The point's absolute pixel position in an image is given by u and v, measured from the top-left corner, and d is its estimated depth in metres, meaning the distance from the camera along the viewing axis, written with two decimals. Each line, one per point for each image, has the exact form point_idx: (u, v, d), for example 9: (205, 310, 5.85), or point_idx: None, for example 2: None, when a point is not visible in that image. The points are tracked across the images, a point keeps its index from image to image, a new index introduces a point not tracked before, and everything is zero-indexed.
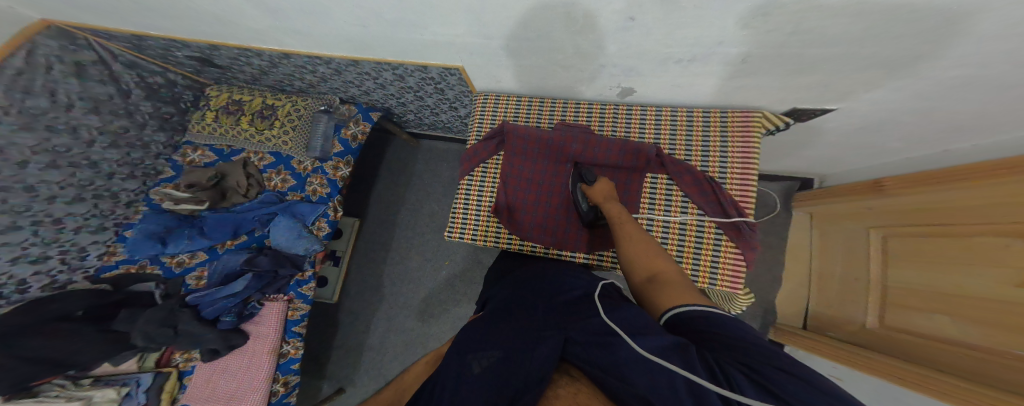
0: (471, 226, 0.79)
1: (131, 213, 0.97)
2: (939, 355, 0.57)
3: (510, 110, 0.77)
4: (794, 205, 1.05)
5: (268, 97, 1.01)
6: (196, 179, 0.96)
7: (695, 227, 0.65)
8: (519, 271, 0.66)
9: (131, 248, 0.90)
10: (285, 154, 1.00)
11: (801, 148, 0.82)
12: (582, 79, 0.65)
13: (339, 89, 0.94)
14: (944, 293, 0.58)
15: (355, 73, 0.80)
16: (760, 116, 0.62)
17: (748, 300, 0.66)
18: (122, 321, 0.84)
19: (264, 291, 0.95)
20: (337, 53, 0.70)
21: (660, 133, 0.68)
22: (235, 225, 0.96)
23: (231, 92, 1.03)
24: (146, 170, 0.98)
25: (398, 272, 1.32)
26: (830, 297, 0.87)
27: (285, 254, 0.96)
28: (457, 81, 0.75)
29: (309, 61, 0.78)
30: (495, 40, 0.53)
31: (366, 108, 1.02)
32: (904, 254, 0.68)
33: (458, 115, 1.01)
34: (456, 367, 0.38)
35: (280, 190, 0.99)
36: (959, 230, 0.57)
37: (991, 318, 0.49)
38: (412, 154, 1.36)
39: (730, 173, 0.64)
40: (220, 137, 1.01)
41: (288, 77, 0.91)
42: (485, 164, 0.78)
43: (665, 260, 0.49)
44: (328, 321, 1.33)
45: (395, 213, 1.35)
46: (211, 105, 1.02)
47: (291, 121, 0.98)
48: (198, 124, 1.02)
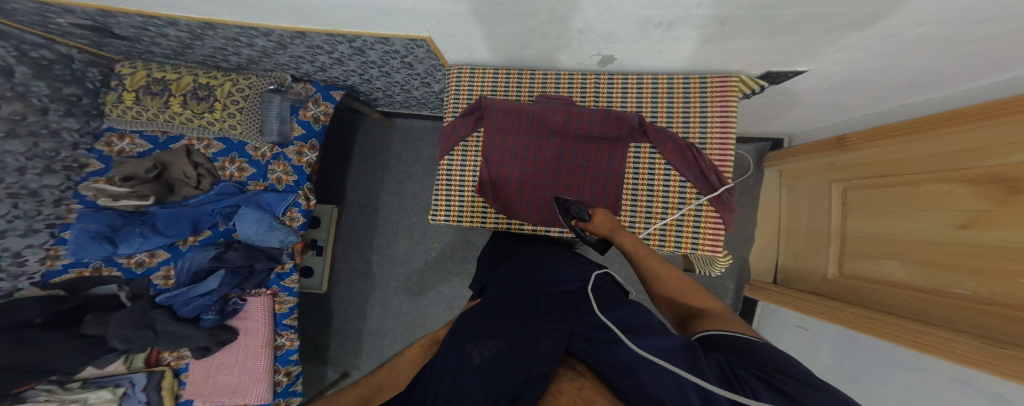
0: (455, 208, 0.77)
1: (64, 213, 0.87)
2: (890, 299, 0.64)
3: (487, 82, 0.73)
4: (766, 165, 1.08)
5: (200, 76, 0.87)
6: (131, 170, 0.85)
7: (677, 193, 0.66)
8: (512, 256, 0.67)
9: (74, 252, 0.81)
10: (236, 140, 0.93)
11: (775, 110, 0.83)
12: (560, 47, 0.61)
13: (290, 66, 0.83)
14: (895, 239, 0.63)
15: (304, 46, 0.71)
16: (737, 80, 0.62)
17: (726, 263, 0.69)
18: (92, 324, 0.79)
19: (242, 286, 0.92)
20: (279, 24, 0.61)
21: (642, 101, 0.67)
22: (194, 220, 0.89)
23: (152, 70, 0.88)
24: (68, 162, 0.85)
25: (385, 258, 1.30)
26: (795, 251, 0.94)
27: (257, 248, 0.92)
28: (425, 53, 0.69)
29: (243, 33, 0.67)
30: (461, 6, 0.48)
31: (325, 87, 0.93)
32: (854, 207, 0.74)
33: (431, 91, 0.95)
34: (456, 359, 0.39)
35: (239, 180, 0.93)
36: (915, 179, 0.60)
37: (930, 258, 0.55)
38: (386, 135, 1.29)
39: (709, 138, 0.65)
40: (150, 122, 0.87)
41: (220, 51, 0.78)
42: (464, 142, 0.75)
43: (702, 296, 0.52)
44: (321, 311, 1.32)
45: (375, 198, 1.30)
46: (128, 85, 0.87)
47: (236, 103, 0.87)
48: (116, 108, 0.88)
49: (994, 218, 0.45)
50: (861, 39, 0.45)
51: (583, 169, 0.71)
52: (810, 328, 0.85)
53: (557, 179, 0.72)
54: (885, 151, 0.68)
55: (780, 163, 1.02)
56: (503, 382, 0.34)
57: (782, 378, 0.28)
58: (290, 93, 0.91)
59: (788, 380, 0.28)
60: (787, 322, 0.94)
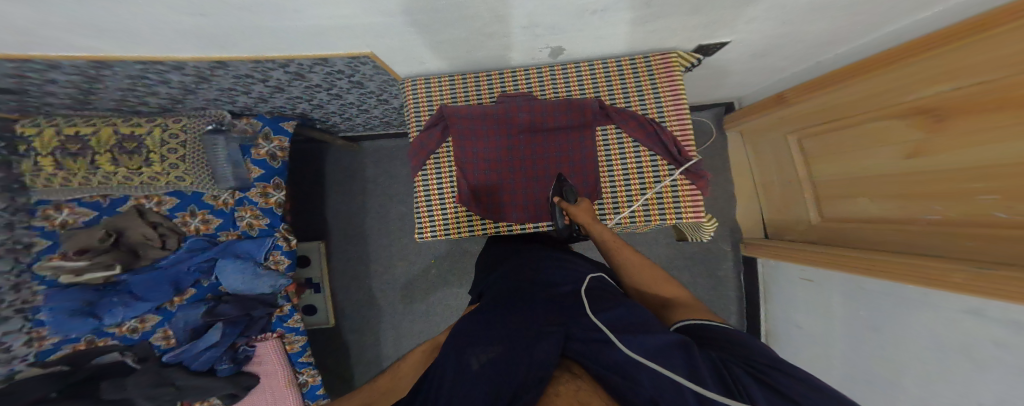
0: (440, 223, 0.76)
1: (30, 296, 0.79)
2: (881, 238, 0.64)
3: (445, 90, 0.72)
4: (727, 128, 1.08)
5: (120, 125, 0.82)
6: (84, 242, 0.80)
7: (651, 168, 0.66)
8: (505, 263, 0.66)
9: (53, 329, 0.79)
10: (190, 193, 0.89)
11: (722, 78, 0.82)
12: (508, 45, 0.61)
13: (221, 100, 0.81)
14: (880, 176, 0.61)
15: (229, 76, 0.67)
16: (676, 56, 0.63)
17: (712, 225, 0.69)
18: (110, 390, 0.79)
19: (247, 334, 0.92)
20: (189, 55, 0.55)
21: (598, 86, 0.67)
22: (172, 281, 0.88)
23: (59, 124, 0.77)
24: (11, 244, 0.76)
25: (385, 282, 1.29)
26: (779, 205, 0.95)
27: (249, 295, 0.93)
28: (373, 69, 0.68)
29: (152, 69, 0.61)
30: (397, 17, 0.47)
31: (272, 119, 0.94)
32: (821, 153, 0.76)
33: (391, 106, 0.95)
34: (455, 362, 0.38)
35: (208, 232, 0.91)
36: (873, 110, 0.60)
37: (912, 188, 0.55)
38: (357, 160, 1.29)
39: (669, 119, 0.66)
40: (86, 187, 0.81)
41: (131, 92, 0.71)
42: (436, 154, 0.74)
43: (673, 286, 0.52)
44: (334, 344, 1.30)
45: (361, 223, 1.29)
46: (38, 148, 0.76)
47: (174, 152, 0.83)
48: (36, 177, 0.77)
49: (937, 143, 0.49)
50: (777, 7, 0.45)
51: (558, 160, 0.70)
52: (814, 279, 0.83)
53: (538, 175, 0.71)
54: (819, 103, 0.70)
55: (735, 125, 1.03)
56: (503, 384, 0.33)
57: (769, 371, 0.29)
58: (234, 131, 0.90)
59: (775, 374, 0.29)
60: (790, 276, 0.92)
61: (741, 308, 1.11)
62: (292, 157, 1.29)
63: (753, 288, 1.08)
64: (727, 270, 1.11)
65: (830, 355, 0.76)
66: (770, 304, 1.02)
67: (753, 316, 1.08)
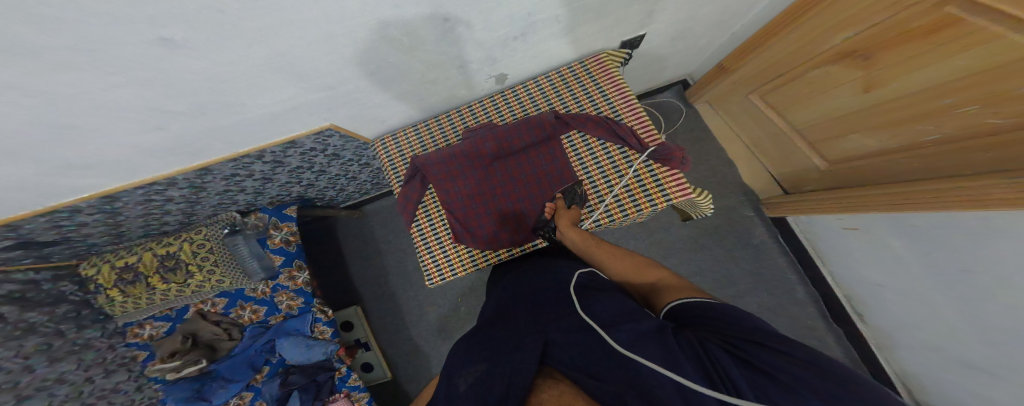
0: (448, 270, 0.76)
1: (153, 393, 0.93)
2: (908, 166, 0.57)
3: (412, 142, 0.75)
4: (694, 100, 1.03)
5: (156, 248, 0.92)
6: (171, 347, 0.91)
7: (624, 160, 0.64)
8: (497, 285, 0.64)
9: None
10: (234, 290, 0.98)
11: (666, 58, 0.82)
12: (457, 85, 0.63)
13: (225, 203, 0.91)
14: (880, 103, 0.54)
15: (221, 179, 0.75)
16: (605, 55, 0.66)
17: (707, 199, 0.63)
18: None
19: (320, 397, 0.96)
20: (175, 168, 0.63)
21: (550, 100, 0.67)
22: (249, 361, 0.96)
23: (111, 259, 0.90)
24: (119, 359, 0.89)
25: (421, 329, 1.31)
26: (777, 159, 0.88)
27: (310, 364, 0.98)
28: (342, 138, 0.73)
29: (154, 190, 0.69)
30: (339, 86, 0.51)
31: (275, 209, 1.03)
32: (789, 102, 0.72)
33: (376, 168, 1.01)
34: (445, 391, 0.38)
35: (260, 320, 0.99)
36: (828, 32, 0.55)
37: (919, 107, 0.49)
38: (364, 223, 1.36)
39: (619, 106, 0.65)
40: (152, 306, 0.91)
41: (148, 216, 0.81)
42: (423, 203, 0.77)
43: (653, 270, 0.50)
44: (395, 398, 1.30)
45: (383, 281, 1.34)
46: (103, 284, 0.88)
47: (207, 259, 0.93)
48: (115, 307, 0.89)
49: (885, 74, 0.50)
50: None
51: (535, 177, 0.69)
52: (859, 226, 0.73)
53: (526, 196, 0.70)
54: (773, 53, 0.68)
55: (702, 95, 0.98)
56: (485, 400, 0.33)
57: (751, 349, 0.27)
58: (247, 228, 0.99)
59: (758, 351, 0.26)
60: (830, 228, 0.82)
61: (798, 273, 0.98)
62: (307, 237, 1.38)
63: (800, 248, 0.96)
64: (763, 235, 1.00)
65: (929, 300, 0.64)
66: (827, 263, 0.90)
67: (816, 278, 0.95)
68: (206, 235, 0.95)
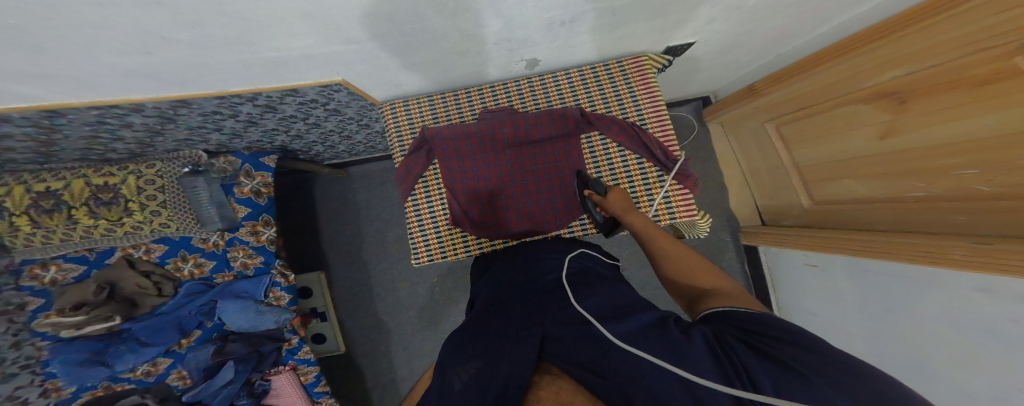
0: (436, 247, 0.75)
1: (34, 351, 0.79)
2: (880, 214, 0.64)
3: (425, 112, 0.72)
4: (707, 121, 1.09)
5: (91, 176, 0.80)
6: (77, 297, 0.79)
7: (638, 170, 0.66)
8: (490, 272, 0.61)
9: (70, 380, 0.80)
10: (177, 238, 0.88)
11: (693, 73, 0.85)
12: (483, 61, 0.61)
13: (193, 139, 0.81)
14: (885, 155, 0.59)
15: (196, 114, 0.66)
16: (647, 59, 0.65)
17: (707, 221, 0.68)
18: None
19: (260, 369, 0.92)
20: (146, 95, 0.55)
21: (578, 95, 0.68)
22: (177, 324, 0.87)
23: (29, 181, 0.76)
24: (3, 306, 0.74)
25: (390, 304, 1.27)
26: (767, 189, 0.97)
27: (257, 332, 0.92)
28: (348, 96, 0.68)
29: (113, 113, 0.60)
30: (365, 42, 0.47)
31: (251, 156, 0.93)
32: (799, 135, 0.78)
33: (374, 131, 0.95)
34: (439, 388, 0.35)
35: (203, 276, 0.90)
36: (871, 75, 0.58)
37: (909, 159, 0.55)
38: (347, 185, 1.28)
39: (647, 115, 0.67)
40: (68, 243, 0.80)
41: (93, 140, 0.70)
42: (423, 178, 0.74)
43: (715, 278, 0.46)
44: (347, 371, 1.27)
45: (358, 250, 1.28)
46: (10, 208, 0.75)
47: (154, 198, 0.84)
48: (15, 238, 0.76)
49: (907, 123, 0.53)
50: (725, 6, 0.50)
51: (547, 171, 0.70)
52: (819, 264, 0.82)
53: (536, 189, 0.71)
54: (811, 82, 0.69)
55: (717, 117, 1.03)
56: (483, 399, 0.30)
57: (766, 343, 0.27)
58: (213, 170, 0.88)
59: (773, 345, 0.26)
60: (794, 262, 0.91)
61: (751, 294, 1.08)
62: (281, 190, 1.28)
63: (759, 274, 1.06)
64: (730, 258, 1.10)
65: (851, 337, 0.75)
66: (778, 291, 1.01)
67: (765, 302, 1.06)
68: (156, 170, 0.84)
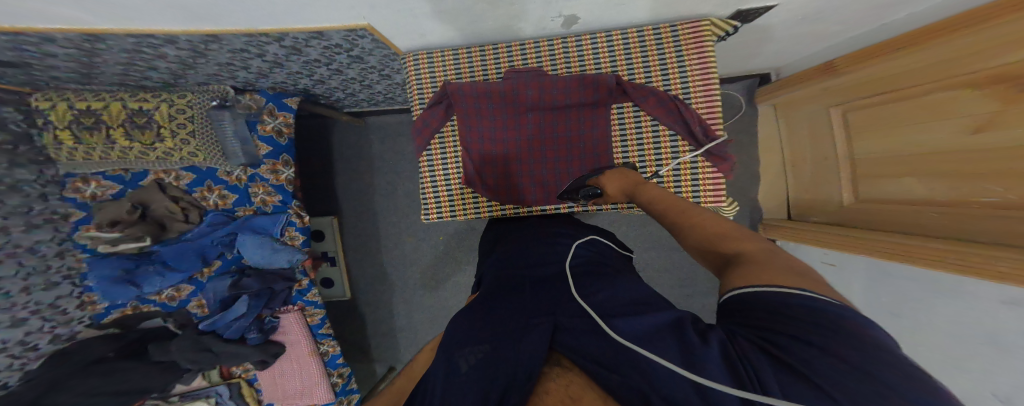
0: (446, 203, 0.76)
1: (74, 263, 0.86)
2: (915, 218, 0.61)
3: (448, 67, 0.69)
4: (758, 100, 1.02)
5: (127, 100, 0.79)
6: (114, 214, 0.83)
7: (669, 146, 0.64)
8: (503, 245, 0.62)
9: (103, 296, 0.85)
10: (205, 168, 0.90)
11: (766, 43, 0.74)
12: (514, 14, 0.56)
13: (221, 75, 0.78)
14: (933, 153, 0.57)
15: (225, 51, 0.64)
16: (708, 23, 0.58)
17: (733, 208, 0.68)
18: (158, 351, 0.88)
19: (270, 306, 0.97)
20: (179, 27, 0.53)
21: (616, 60, 0.63)
22: (199, 251, 0.91)
23: (70, 99, 0.76)
24: (48, 214, 0.80)
25: (395, 258, 1.31)
26: (806, 182, 0.92)
27: (270, 270, 0.96)
28: (371, 43, 0.64)
29: (146, 43, 0.58)
30: None
31: (274, 95, 0.91)
32: (864, 125, 0.72)
33: (394, 83, 0.92)
34: (444, 366, 0.33)
35: (225, 208, 0.93)
36: (958, 75, 0.51)
37: (979, 165, 0.50)
38: (362, 135, 1.27)
39: (692, 82, 0.61)
40: (107, 161, 0.81)
41: (129, 67, 0.69)
42: (440, 134, 0.72)
43: (741, 241, 0.42)
44: (350, 316, 1.36)
45: (369, 201, 1.30)
46: (55, 122, 0.76)
47: (184, 127, 0.81)
48: (61, 151, 0.79)
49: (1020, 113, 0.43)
50: None
51: (568, 140, 0.68)
52: (837, 263, 0.81)
53: (554, 157, 0.69)
54: (884, 66, 0.63)
55: (771, 98, 0.96)
56: (490, 384, 0.30)
57: (788, 342, 0.23)
58: (238, 108, 0.86)
59: (796, 346, 0.22)
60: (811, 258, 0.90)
61: None
62: (299, 133, 1.28)
63: None
64: None
65: None
66: None
67: None
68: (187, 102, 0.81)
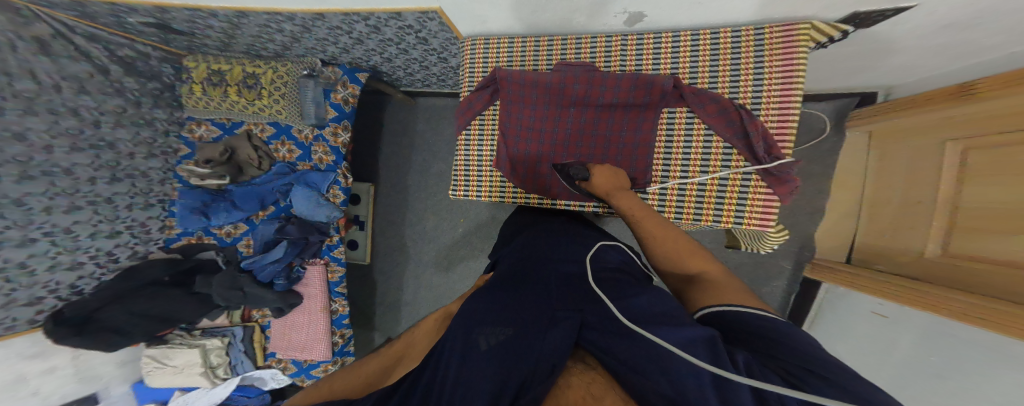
0: (474, 186, 0.79)
1: (171, 191, 1.10)
2: (996, 282, 0.54)
3: (502, 55, 0.71)
4: (848, 126, 0.97)
5: (246, 65, 0.98)
6: (209, 154, 1.00)
7: (721, 156, 0.62)
8: (528, 230, 0.65)
9: (182, 223, 1.01)
10: (284, 124, 1.03)
11: (890, 56, 0.66)
12: (580, 8, 0.56)
13: (317, 49, 0.89)
14: (1015, 207, 0.51)
15: (325, 28, 0.74)
16: (807, 26, 0.51)
17: (776, 240, 0.69)
18: (201, 285, 1.00)
19: (302, 256, 1.06)
20: (297, 6, 0.64)
21: (677, 62, 0.62)
22: (261, 197, 1.04)
23: (209, 62, 1.00)
24: (164, 148, 1.06)
25: (416, 233, 1.37)
26: (882, 226, 0.82)
27: (310, 223, 1.04)
28: (438, 26, 0.69)
29: (271, 18, 0.72)
30: None
31: (351, 69, 0.99)
32: (982, 168, 0.59)
33: (449, 66, 0.95)
34: (463, 342, 0.35)
35: (290, 160, 1.05)
36: None
37: None
38: (411, 115, 1.34)
39: (767, 88, 0.57)
40: (218, 110, 1.02)
41: (258, 39, 0.86)
42: (481, 116, 0.75)
43: (705, 259, 0.47)
44: (365, 281, 1.44)
45: (404, 176, 1.36)
46: (194, 78, 1.00)
47: (279, 89, 0.95)
48: (193, 99, 1.03)
49: None
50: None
51: (608, 139, 0.68)
52: (892, 316, 0.76)
53: (589, 153, 0.69)
54: (991, 106, 0.57)
55: (870, 123, 0.90)
56: (505, 376, 0.30)
57: (804, 375, 0.23)
58: (322, 78, 0.98)
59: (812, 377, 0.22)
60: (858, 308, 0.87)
61: None
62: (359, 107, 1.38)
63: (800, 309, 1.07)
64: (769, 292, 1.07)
65: None
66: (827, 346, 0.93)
67: None
68: (288, 69, 0.96)
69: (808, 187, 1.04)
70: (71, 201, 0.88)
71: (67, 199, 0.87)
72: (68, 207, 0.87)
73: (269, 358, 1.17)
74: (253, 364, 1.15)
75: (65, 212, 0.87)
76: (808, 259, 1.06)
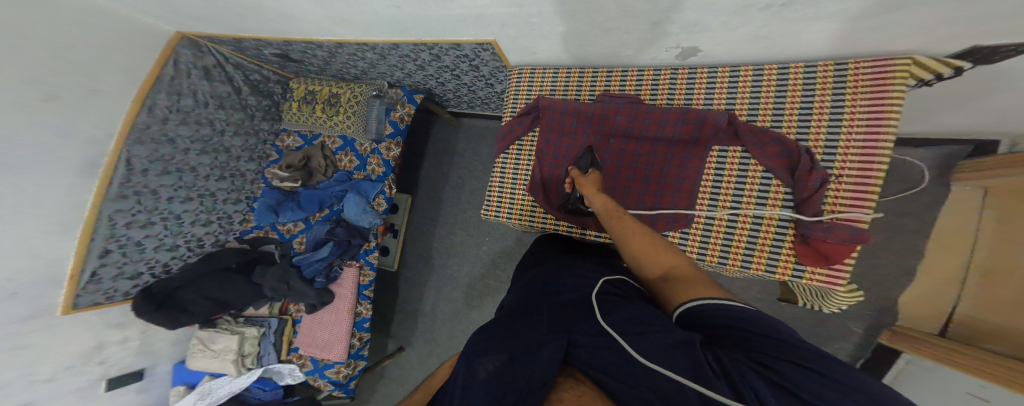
0: (505, 210, 0.80)
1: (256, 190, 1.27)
2: None
3: (547, 82, 0.73)
4: (954, 178, 0.81)
5: (333, 87, 1.14)
6: (291, 160, 1.15)
7: (781, 201, 0.56)
8: (558, 257, 0.62)
9: (259, 218, 1.16)
10: (350, 138, 1.14)
11: (974, 99, 0.58)
12: (631, 42, 0.57)
13: (387, 73, 1.01)
14: None
15: (398, 56, 0.83)
16: (905, 61, 0.45)
17: (847, 301, 0.59)
18: (258, 275, 1.11)
19: (342, 257, 1.11)
20: (376, 37, 0.74)
21: (734, 98, 0.59)
22: (320, 200, 1.15)
23: (308, 85, 1.20)
24: (259, 152, 1.25)
25: (444, 247, 1.39)
26: (991, 303, 0.65)
27: (355, 226, 1.12)
28: (490, 56, 0.74)
29: (360, 49, 0.83)
30: (528, 8, 0.49)
31: (411, 91, 1.09)
32: None
33: (494, 91, 1.00)
34: (464, 374, 0.31)
35: (349, 169, 1.15)
36: None
37: None
38: (453, 134, 1.42)
39: (848, 129, 0.50)
40: (304, 124, 1.20)
41: (344, 65, 1.00)
42: (520, 141, 0.77)
43: (672, 253, 0.46)
44: (389, 287, 1.48)
45: (439, 190, 1.42)
46: (293, 96, 1.21)
47: (354, 106, 1.08)
48: (292, 109, 1.22)
49: None
50: None
51: (648, 173, 0.65)
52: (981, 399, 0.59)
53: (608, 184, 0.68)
54: None
55: (983, 175, 0.74)
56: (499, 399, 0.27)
57: (779, 366, 0.24)
58: (386, 98, 1.08)
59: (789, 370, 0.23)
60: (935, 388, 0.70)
61: None
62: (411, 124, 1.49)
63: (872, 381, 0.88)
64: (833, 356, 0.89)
65: None
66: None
67: None
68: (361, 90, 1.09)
69: (887, 243, 0.90)
70: (187, 194, 1.07)
71: (185, 192, 1.07)
72: (184, 198, 1.06)
73: (292, 352, 1.21)
74: (277, 357, 1.19)
75: (180, 201, 1.06)
76: (889, 325, 0.87)
